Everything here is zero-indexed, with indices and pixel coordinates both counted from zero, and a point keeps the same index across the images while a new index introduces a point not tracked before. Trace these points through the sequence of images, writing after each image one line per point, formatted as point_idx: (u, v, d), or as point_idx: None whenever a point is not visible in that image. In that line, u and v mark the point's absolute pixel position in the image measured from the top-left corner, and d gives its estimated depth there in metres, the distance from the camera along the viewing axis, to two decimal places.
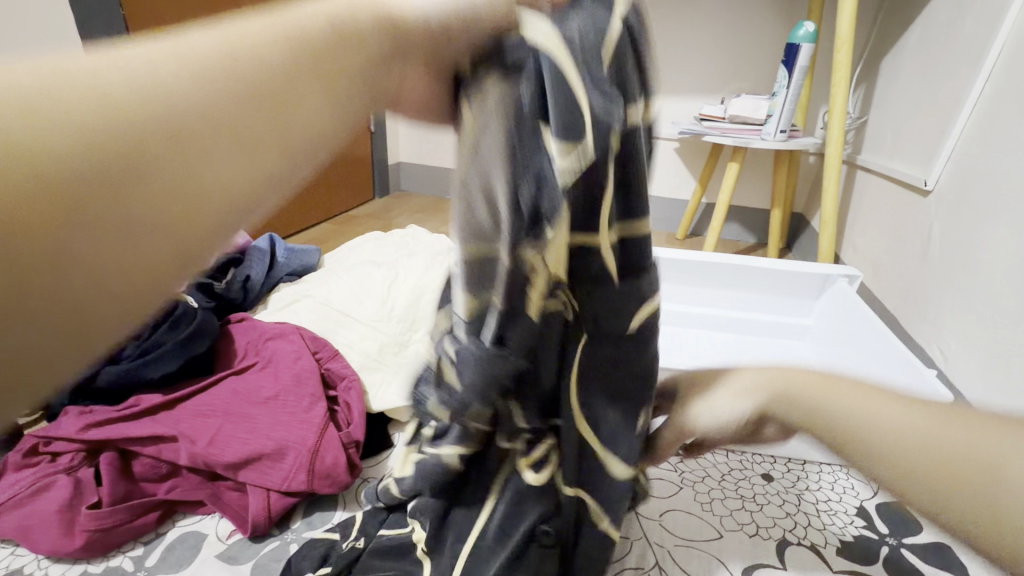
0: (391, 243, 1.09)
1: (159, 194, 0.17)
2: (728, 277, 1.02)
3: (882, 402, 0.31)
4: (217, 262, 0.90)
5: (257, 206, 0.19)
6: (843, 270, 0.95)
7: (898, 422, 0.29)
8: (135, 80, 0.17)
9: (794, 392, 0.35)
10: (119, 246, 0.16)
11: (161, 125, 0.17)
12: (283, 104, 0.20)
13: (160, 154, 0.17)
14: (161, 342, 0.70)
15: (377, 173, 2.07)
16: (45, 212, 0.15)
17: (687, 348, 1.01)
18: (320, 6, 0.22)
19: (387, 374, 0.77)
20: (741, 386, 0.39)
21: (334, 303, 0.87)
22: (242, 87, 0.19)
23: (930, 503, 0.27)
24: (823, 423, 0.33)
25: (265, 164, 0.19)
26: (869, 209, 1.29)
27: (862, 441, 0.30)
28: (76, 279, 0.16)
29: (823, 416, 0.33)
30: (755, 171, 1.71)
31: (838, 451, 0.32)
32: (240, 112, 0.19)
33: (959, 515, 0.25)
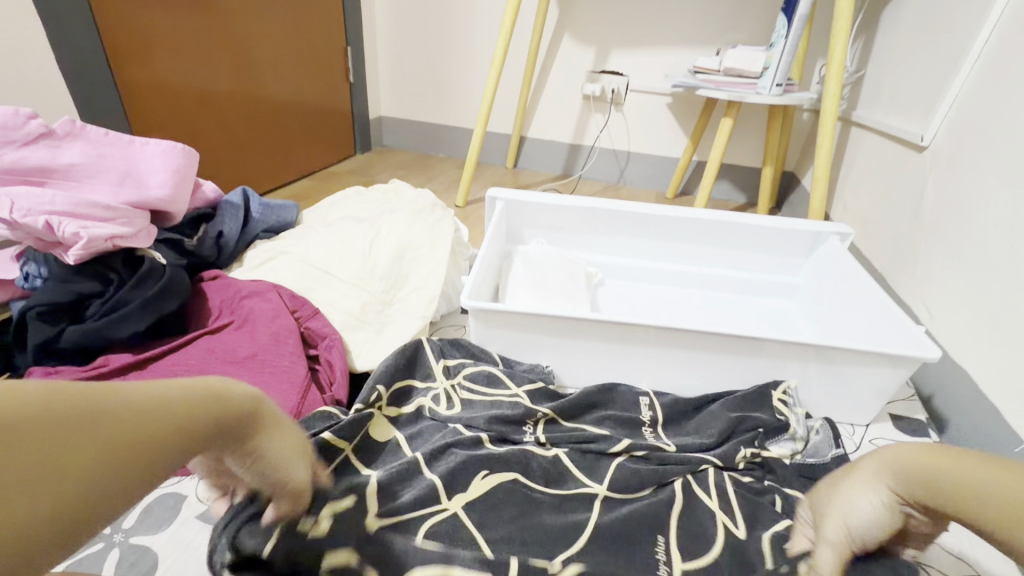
0: (372, 197, 1.04)
1: (35, 505, 0.26)
2: (719, 234, 1.00)
3: (970, 472, 0.39)
4: (186, 218, 0.85)
5: (107, 482, 0.28)
6: (835, 227, 0.93)
7: (989, 485, 0.38)
8: (85, 439, 0.28)
9: (907, 467, 0.42)
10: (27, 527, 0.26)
11: (100, 441, 0.28)
12: (114, 467, 0.29)
13: (56, 497, 0.27)
14: (126, 300, 0.65)
15: (358, 128, 1.98)
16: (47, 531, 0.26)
17: (675, 306, 1.00)
18: (162, 389, 0.32)
19: (371, 333, 0.75)
20: (862, 507, 0.44)
21: (313, 259, 0.83)
22: (115, 446, 0.29)
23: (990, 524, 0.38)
24: (934, 489, 0.40)
25: (72, 461, 0.27)
26: (861, 167, 1.27)
27: (970, 488, 0.39)
28: (88, 478, 0.28)
29: (934, 484, 0.40)
30: (748, 128, 1.67)
31: (998, 523, 0.37)
32: (90, 462, 0.28)
33: (981, 510, 0.38)
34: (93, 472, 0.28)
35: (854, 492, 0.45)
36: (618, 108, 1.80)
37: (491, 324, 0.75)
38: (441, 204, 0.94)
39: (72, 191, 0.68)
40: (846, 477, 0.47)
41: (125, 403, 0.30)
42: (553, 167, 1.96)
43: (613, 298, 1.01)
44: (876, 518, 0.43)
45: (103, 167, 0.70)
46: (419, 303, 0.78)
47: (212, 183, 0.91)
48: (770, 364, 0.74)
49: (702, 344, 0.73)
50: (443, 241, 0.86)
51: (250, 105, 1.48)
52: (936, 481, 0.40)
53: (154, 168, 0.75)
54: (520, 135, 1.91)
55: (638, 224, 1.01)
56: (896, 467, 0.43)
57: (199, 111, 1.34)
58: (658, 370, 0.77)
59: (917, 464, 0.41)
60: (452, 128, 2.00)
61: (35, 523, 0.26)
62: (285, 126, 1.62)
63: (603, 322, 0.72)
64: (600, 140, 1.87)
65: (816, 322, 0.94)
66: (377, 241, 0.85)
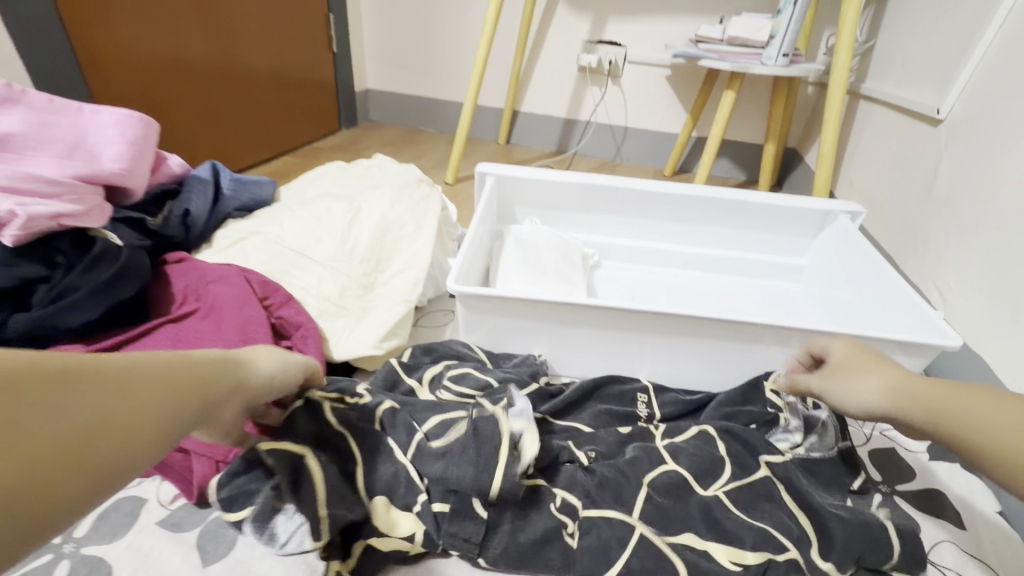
0: (353, 173, 0.97)
1: (64, 419, 0.28)
2: (722, 213, 0.94)
3: (966, 398, 0.40)
4: (149, 195, 0.78)
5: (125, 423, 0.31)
6: (844, 206, 0.88)
7: (975, 417, 0.39)
8: (112, 375, 0.31)
9: (925, 395, 0.42)
10: (57, 433, 0.28)
11: (121, 379, 0.32)
12: (137, 405, 0.32)
13: (85, 416, 0.29)
14: (76, 286, 0.59)
15: (343, 101, 1.89)
16: (61, 453, 0.27)
17: (675, 289, 0.95)
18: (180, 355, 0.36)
19: (350, 321, 0.69)
20: (864, 393, 0.46)
21: (288, 240, 0.77)
22: (139, 391, 0.32)
23: (981, 445, 0.38)
24: (930, 407, 0.42)
25: (105, 390, 0.31)
26: (870, 143, 1.22)
27: (973, 422, 0.39)
28: (81, 408, 0.29)
29: (953, 417, 0.40)
30: (751, 102, 1.60)
31: (944, 423, 0.41)
32: (120, 399, 0.31)
33: (963, 433, 0.39)
34: (125, 404, 0.31)
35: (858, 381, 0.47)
36: (615, 81, 1.72)
37: (480, 309, 0.69)
38: (427, 181, 0.88)
39: (10, 163, 0.61)
40: (865, 363, 0.48)
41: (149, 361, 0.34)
42: (546, 144, 1.89)
43: (610, 281, 0.96)
44: (870, 404, 0.45)
45: (48, 137, 0.63)
46: (403, 287, 0.73)
47: (178, 157, 0.84)
48: (778, 351, 0.69)
49: (707, 331, 0.68)
50: (429, 221, 0.80)
51: (227, 76, 1.39)
52: (934, 401, 0.42)
53: (108, 139, 0.68)
54: (513, 109, 1.83)
55: (637, 203, 0.95)
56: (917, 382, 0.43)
57: (169, 80, 1.24)
58: (659, 358, 0.72)
59: (922, 390, 0.42)
60: (441, 101, 1.91)
61: (58, 435, 0.27)
62: (263, 99, 1.53)
63: (600, 307, 0.66)
64: (596, 115, 1.79)
65: (823, 306, 0.90)
66: (357, 220, 0.79)
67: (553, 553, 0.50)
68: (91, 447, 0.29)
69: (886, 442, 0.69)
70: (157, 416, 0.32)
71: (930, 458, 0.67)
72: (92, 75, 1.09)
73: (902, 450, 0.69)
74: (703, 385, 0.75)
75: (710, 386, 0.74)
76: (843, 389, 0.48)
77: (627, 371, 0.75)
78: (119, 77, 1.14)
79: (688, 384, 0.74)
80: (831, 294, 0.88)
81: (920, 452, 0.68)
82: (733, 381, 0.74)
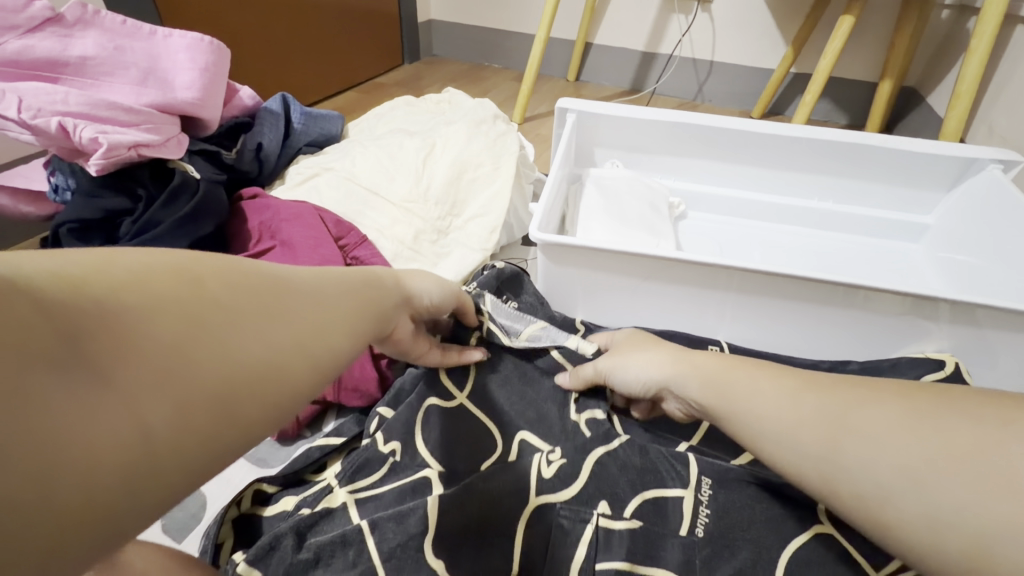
0: (424, 109, 0.91)
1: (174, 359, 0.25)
2: (835, 161, 0.82)
3: (858, 412, 0.35)
4: (223, 127, 0.75)
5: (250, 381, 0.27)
6: (998, 153, 0.73)
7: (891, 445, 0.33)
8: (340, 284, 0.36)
9: (832, 481, 0.34)
10: (209, 353, 0.26)
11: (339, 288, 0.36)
12: (266, 320, 0.29)
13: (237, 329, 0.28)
14: (158, 219, 0.59)
15: (406, 34, 1.80)
16: (217, 387, 0.26)
17: (769, 246, 0.86)
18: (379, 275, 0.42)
19: (425, 266, 0.66)
20: (787, 412, 0.38)
21: (361, 177, 0.73)
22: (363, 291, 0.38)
23: (793, 457, 0.36)
24: (828, 488, 0.35)
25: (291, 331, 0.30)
26: (1023, 77, 1.01)
27: (865, 469, 0.33)
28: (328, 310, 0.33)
29: (839, 465, 0.34)
30: (869, 31, 1.38)
31: (817, 476, 0.35)
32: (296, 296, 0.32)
33: (883, 468, 0.32)
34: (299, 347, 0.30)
35: (866, 452, 0.33)
36: (703, 7, 1.53)
37: (563, 260, 0.64)
38: (504, 117, 0.80)
39: (87, 89, 0.60)
40: (753, 379, 0.41)
41: (338, 280, 0.37)
42: (620, 81, 1.74)
43: (695, 235, 0.88)
44: (776, 430, 0.38)
45: (121, 62, 0.61)
46: (479, 234, 0.68)
47: (249, 88, 0.80)
48: (899, 321, 0.61)
49: (819, 295, 0.60)
50: (507, 159, 0.74)
51: (289, 5, 1.33)
52: (803, 478, 0.36)
53: (181, 66, 0.65)
54: (585, 42, 1.68)
55: (733, 149, 0.85)
56: (929, 438, 0.32)
57: (234, 11, 1.20)
58: (759, 323, 0.66)
59: (825, 448, 0.35)
60: (508, 33, 1.77)
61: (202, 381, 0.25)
62: (328, 31, 1.47)
63: (699, 264, 0.60)
64: (680, 48, 1.61)
65: (948, 273, 0.79)
66: (431, 158, 0.74)
67: (669, 551, 0.45)
68: (193, 395, 0.25)
69: None
70: (241, 366, 0.27)
71: None
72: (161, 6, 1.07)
73: None
74: (805, 356, 0.68)
75: (813, 358, 0.67)
76: (734, 393, 0.41)
77: (717, 334, 0.69)
78: (186, 9, 1.11)
79: (789, 354, 0.67)
80: (962, 261, 0.77)
81: None
82: (839, 352, 0.66)
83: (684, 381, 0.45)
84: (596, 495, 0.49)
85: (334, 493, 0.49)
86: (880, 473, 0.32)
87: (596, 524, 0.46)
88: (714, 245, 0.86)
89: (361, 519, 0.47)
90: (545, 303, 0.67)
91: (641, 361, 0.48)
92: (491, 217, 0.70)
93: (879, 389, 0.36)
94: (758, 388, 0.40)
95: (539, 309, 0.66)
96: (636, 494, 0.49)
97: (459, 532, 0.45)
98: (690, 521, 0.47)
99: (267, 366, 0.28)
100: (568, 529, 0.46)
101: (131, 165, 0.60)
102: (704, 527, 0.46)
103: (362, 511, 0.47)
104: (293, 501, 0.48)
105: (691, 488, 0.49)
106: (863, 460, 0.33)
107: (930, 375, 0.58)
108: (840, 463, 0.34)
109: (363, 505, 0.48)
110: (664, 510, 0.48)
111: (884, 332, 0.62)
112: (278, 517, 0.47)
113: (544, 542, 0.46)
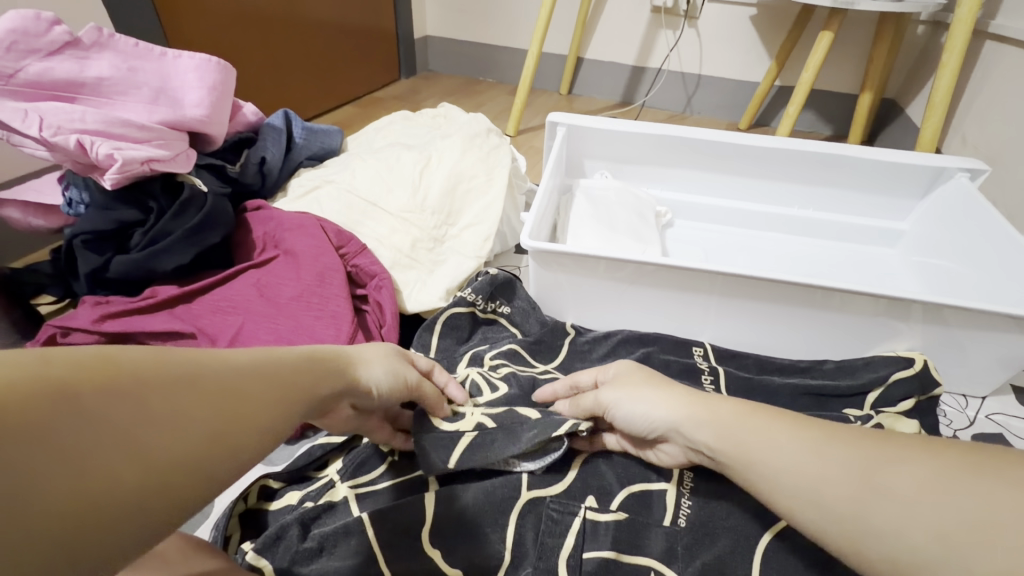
0: (421, 123, 0.95)
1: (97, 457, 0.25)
2: (814, 170, 0.86)
3: (883, 466, 0.34)
4: (228, 142, 0.79)
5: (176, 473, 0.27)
6: (965, 162, 0.78)
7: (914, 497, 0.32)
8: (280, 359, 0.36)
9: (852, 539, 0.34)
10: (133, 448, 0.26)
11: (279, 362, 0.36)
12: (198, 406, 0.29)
13: (164, 419, 0.27)
14: (168, 230, 0.63)
15: (402, 49, 1.84)
16: (139, 481, 0.26)
17: (753, 252, 0.90)
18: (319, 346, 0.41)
19: (422, 273, 0.70)
20: (799, 456, 0.37)
21: (360, 189, 0.77)
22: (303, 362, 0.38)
23: (803, 504, 0.36)
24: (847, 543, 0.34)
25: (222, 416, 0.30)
26: (993, 90, 1.06)
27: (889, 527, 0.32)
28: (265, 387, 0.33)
29: (860, 521, 0.33)
30: (848, 45, 1.43)
31: (834, 529, 0.34)
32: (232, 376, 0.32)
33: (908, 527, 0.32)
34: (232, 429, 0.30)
35: (896, 511, 0.32)
36: (691, 23, 1.58)
37: (554, 266, 0.67)
38: (497, 130, 0.84)
39: (103, 109, 0.63)
40: (763, 429, 0.40)
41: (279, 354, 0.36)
42: (611, 94, 1.79)
43: (682, 242, 0.92)
44: (781, 473, 0.37)
45: (135, 82, 0.65)
46: (474, 242, 0.72)
47: (253, 104, 0.84)
48: (872, 322, 0.64)
49: (796, 297, 0.64)
50: (500, 171, 0.77)
51: (289, 24, 1.37)
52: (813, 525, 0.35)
53: (190, 85, 0.68)
54: (577, 56, 1.73)
55: (716, 159, 0.89)
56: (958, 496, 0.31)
57: (236, 30, 1.24)
58: (740, 325, 0.69)
59: (843, 497, 0.34)
60: (502, 48, 1.82)
61: (124, 480, 0.25)
62: (326, 48, 1.52)
63: (682, 269, 0.63)
64: (669, 63, 1.67)
65: (922, 276, 0.83)
66: (427, 170, 0.77)
67: (653, 539, 0.48)
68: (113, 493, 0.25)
69: (993, 428, 0.65)
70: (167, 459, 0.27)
71: None
72: (167, 27, 1.11)
73: (1011, 438, 0.64)
74: (785, 356, 0.71)
75: (793, 358, 0.70)
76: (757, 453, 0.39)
77: (701, 336, 0.72)
78: (191, 29, 1.15)
79: (769, 355, 0.70)
80: (935, 265, 0.81)
81: None
82: (817, 352, 0.69)
83: (700, 430, 0.42)
84: (584, 490, 0.51)
85: (336, 488, 0.51)
86: (911, 533, 0.31)
87: (583, 516, 0.49)
88: (700, 251, 0.90)
89: (361, 512, 0.49)
90: (536, 308, 0.71)
91: (651, 399, 0.46)
92: (485, 226, 0.73)
93: (905, 445, 0.35)
94: (774, 435, 0.39)
95: (531, 314, 0.70)
96: (622, 487, 0.51)
97: (452, 527, 0.48)
98: (673, 511, 0.49)
99: (197, 453, 0.28)
100: (557, 521, 0.49)
101: (144, 178, 0.64)
102: (686, 516, 0.49)
103: (362, 504, 0.50)
104: (296, 496, 0.51)
105: (674, 481, 0.51)
106: (893, 518, 0.32)
107: (898, 372, 0.62)
108: (859, 517, 0.33)
109: (363, 499, 0.50)
110: (649, 502, 0.50)
111: (858, 331, 0.66)
112: (282, 510, 0.50)
113: (534, 534, 0.48)
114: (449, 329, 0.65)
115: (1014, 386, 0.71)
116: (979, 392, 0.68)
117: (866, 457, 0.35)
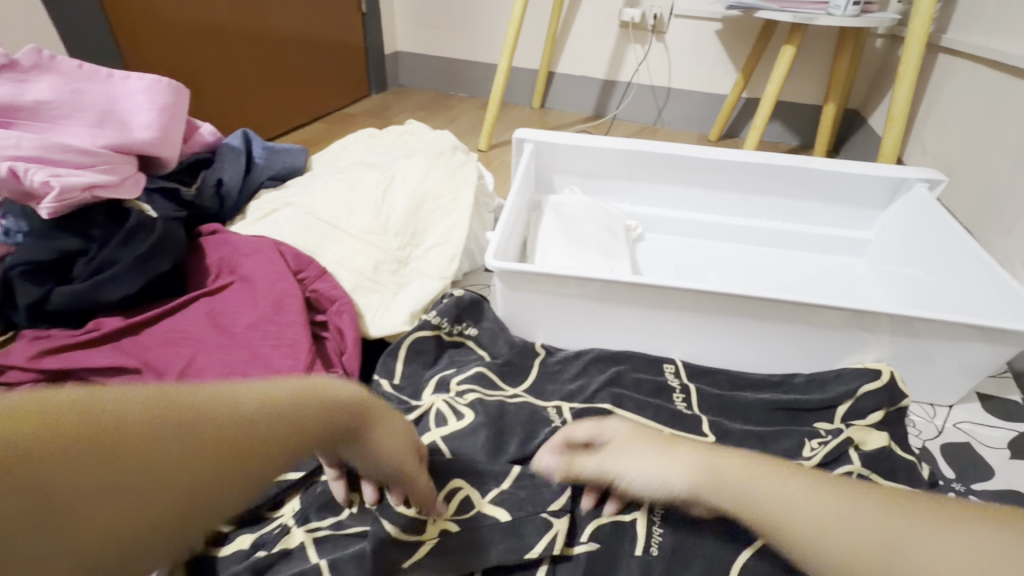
0: (386, 141, 0.93)
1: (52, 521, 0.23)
2: (779, 182, 0.87)
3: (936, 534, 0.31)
4: (183, 163, 0.76)
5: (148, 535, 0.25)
6: (923, 173, 0.79)
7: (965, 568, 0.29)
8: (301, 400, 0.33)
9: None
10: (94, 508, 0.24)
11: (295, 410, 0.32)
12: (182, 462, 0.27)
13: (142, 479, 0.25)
14: (113, 259, 0.60)
15: (373, 65, 1.83)
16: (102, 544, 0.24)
17: (724, 264, 0.90)
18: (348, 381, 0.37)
19: (385, 296, 0.68)
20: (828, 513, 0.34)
21: (321, 211, 0.74)
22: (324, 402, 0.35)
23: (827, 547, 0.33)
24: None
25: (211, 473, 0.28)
26: (949, 100, 1.09)
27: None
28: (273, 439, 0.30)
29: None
30: (811, 58, 1.47)
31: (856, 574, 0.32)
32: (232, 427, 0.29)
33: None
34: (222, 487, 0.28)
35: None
36: (658, 38, 1.61)
37: (520, 286, 0.66)
38: (462, 148, 0.83)
39: (42, 133, 0.60)
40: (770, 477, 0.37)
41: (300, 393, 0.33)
42: (583, 108, 1.80)
43: (652, 256, 0.91)
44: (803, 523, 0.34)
45: (78, 105, 0.62)
46: (439, 263, 0.70)
47: (210, 124, 0.81)
48: (838, 335, 0.64)
49: (763, 312, 0.63)
50: (465, 189, 0.76)
51: (254, 42, 1.35)
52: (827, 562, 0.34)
53: (139, 107, 0.66)
54: (548, 70, 1.74)
55: (684, 173, 0.89)
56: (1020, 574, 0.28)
57: (197, 48, 1.22)
58: (710, 341, 0.68)
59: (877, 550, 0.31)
60: (474, 63, 1.83)
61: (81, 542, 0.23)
62: (294, 65, 1.50)
63: (649, 286, 0.62)
64: (638, 76, 1.69)
65: (888, 285, 0.84)
66: (390, 190, 0.76)
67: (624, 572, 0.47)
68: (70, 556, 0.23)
69: (961, 436, 0.65)
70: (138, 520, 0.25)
71: (1011, 456, 0.63)
72: (123, 47, 1.08)
73: (979, 446, 0.64)
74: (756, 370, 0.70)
75: (764, 373, 0.70)
76: (764, 491, 0.37)
77: (673, 353, 0.71)
78: (149, 49, 1.12)
79: (740, 370, 0.69)
80: (900, 274, 0.82)
81: (1000, 449, 0.64)
82: (787, 365, 0.69)
83: (714, 482, 0.39)
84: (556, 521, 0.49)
85: (292, 533, 0.48)
86: None
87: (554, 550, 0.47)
88: (671, 265, 0.89)
89: (319, 559, 0.46)
90: (505, 329, 0.69)
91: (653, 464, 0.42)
92: (451, 246, 0.72)
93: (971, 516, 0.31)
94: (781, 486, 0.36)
95: (499, 335, 0.68)
96: (594, 517, 0.50)
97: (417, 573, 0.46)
98: (645, 540, 0.48)
99: (170, 518, 0.26)
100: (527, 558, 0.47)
101: (86, 205, 0.61)
102: (658, 545, 0.48)
103: (320, 550, 0.47)
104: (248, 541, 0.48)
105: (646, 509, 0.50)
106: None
107: (868, 385, 0.62)
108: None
109: (321, 544, 0.48)
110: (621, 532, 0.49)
111: (826, 344, 0.65)
112: (232, 557, 0.47)
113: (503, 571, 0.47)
114: (414, 354, 0.64)
115: (980, 393, 0.71)
116: (946, 400, 0.68)
117: (894, 518, 0.32)
